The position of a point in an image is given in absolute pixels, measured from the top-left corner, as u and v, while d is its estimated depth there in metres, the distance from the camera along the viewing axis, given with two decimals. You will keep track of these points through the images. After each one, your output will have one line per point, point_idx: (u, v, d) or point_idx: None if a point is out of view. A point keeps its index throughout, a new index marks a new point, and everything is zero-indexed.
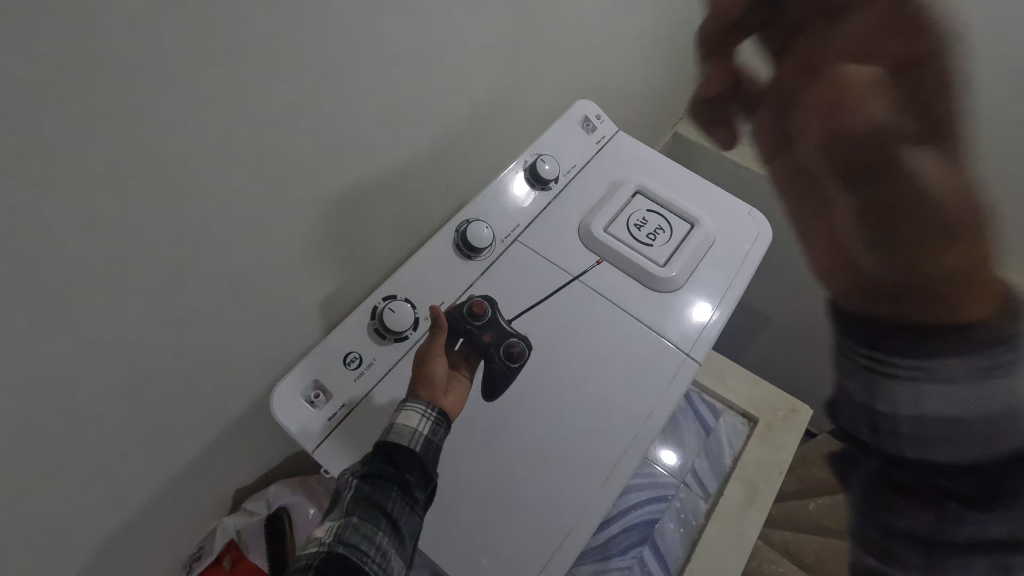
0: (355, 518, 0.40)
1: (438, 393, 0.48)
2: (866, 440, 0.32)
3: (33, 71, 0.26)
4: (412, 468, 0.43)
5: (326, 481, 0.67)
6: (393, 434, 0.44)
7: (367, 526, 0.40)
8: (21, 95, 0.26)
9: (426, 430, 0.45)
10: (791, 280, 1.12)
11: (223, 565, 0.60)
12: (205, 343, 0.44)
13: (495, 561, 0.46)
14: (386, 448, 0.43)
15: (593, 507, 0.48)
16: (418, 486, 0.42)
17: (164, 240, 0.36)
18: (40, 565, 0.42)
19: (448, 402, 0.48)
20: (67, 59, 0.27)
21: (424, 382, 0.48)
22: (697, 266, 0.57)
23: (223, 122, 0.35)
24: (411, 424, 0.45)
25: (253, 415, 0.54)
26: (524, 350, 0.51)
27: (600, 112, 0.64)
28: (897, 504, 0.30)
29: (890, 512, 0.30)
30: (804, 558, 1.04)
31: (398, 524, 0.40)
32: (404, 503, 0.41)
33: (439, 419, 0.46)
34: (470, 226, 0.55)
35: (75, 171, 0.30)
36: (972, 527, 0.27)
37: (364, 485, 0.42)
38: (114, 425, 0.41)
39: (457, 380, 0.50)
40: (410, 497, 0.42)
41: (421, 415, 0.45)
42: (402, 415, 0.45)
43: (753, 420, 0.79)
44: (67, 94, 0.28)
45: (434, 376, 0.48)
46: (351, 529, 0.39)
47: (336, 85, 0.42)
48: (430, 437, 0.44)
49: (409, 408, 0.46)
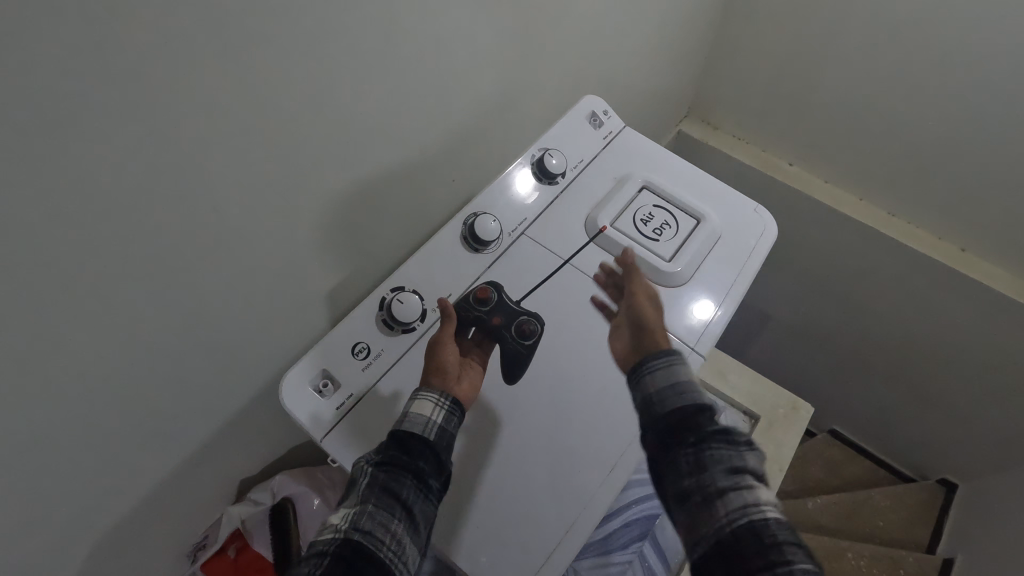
0: (371, 505, 0.39)
1: (451, 381, 0.48)
2: (661, 461, 0.44)
3: (46, 59, 0.27)
4: (426, 457, 0.42)
5: (330, 472, 0.67)
6: (407, 423, 0.44)
7: (383, 513, 0.39)
8: (34, 82, 0.27)
9: (439, 419, 0.44)
10: (793, 279, 1.13)
11: (227, 555, 0.61)
12: (212, 332, 0.44)
13: (499, 550, 0.46)
14: (400, 437, 0.43)
15: (597, 498, 0.48)
16: (432, 474, 0.42)
17: (176, 230, 0.37)
18: (48, 550, 0.42)
19: (462, 389, 0.48)
20: (81, 47, 0.27)
21: (437, 369, 0.48)
22: (703, 261, 0.57)
23: (236, 113, 0.36)
24: (426, 413, 0.44)
25: (259, 404, 0.54)
26: (537, 327, 0.52)
27: (607, 107, 0.64)
28: (689, 505, 0.41)
29: (689, 513, 0.41)
30: None
31: (413, 511, 0.40)
32: (418, 492, 0.41)
33: (452, 408, 0.46)
34: (478, 219, 0.55)
35: (90, 161, 0.30)
36: (735, 496, 0.40)
37: (379, 473, 0.41)
38: (121, 412, 0.41)
39: (470, 368, 0.50)
40: (424, 486, 0.41)
41: (434, 404, 0.45)
42: (415, 404, 0.45)
43: (754, 417, 0.78)
44: (80, 82, 0.28)
45: (446, 363, 0.49)
46: (367, 516, 0.38)
47: (346, 79, 0.42)
48: (443, 426, 0.44)
49: (422, 397, 0.45)
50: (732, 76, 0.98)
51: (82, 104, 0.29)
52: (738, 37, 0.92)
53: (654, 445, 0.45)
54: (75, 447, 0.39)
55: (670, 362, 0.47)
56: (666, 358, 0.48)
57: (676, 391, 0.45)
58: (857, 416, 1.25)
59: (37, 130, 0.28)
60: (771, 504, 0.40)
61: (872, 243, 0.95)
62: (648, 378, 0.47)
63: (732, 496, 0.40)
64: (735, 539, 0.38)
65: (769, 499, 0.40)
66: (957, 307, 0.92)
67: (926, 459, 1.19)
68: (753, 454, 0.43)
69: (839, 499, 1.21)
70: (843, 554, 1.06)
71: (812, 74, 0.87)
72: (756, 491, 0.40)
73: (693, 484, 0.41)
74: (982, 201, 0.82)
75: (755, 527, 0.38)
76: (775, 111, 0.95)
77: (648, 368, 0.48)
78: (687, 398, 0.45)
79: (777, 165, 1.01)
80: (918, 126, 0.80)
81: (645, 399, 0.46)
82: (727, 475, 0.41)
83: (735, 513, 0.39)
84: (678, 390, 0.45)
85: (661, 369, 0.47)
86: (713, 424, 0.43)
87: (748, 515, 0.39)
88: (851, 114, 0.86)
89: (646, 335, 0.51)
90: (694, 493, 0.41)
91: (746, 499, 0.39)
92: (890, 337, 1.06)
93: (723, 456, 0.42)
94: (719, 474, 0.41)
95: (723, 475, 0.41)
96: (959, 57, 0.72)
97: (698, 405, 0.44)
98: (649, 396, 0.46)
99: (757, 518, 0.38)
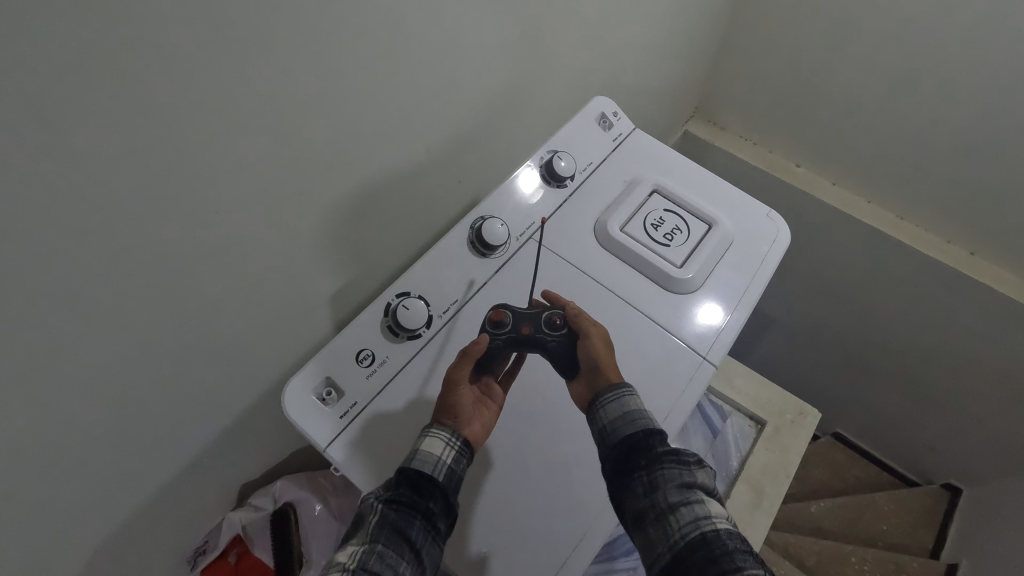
0: (380, 545, 0.38)
1: (463, 421, 0.47)
2: (617, 487, 0.45)
3: (39, 68, 0.25)
4: (436, 497, 0.41)
5: (332, 478, 0.67)
6: (418, 461, 0.43)
7: (392, 555, 0.37)
8: (28, 91, 0.26)
9: (449, 459, 0.44)
10: (799, 282, 1.12)
11: (228, 560, 0.61)
12: (213, 338, 0.44)
13: (507, 564, 0.45)
14: (410, 474, 0.42)
15: (606, 513, 0.47)
16: (440, 515, 0.41)
17: (174, 235, 0.36)
18: (44, 561, 0.41)
19: (473, 432, 0.46)
20: (75, 54, 0.26)
21: (448, 410, 0.47)
22: (715, 267, 0.56)
23: (234, 113, 0.35)
24: (436, 451, 0.44)
25: (261, 409, 0.53)
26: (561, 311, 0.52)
27: (617, 109, 0.63)
28: (644, 525, 0.41)
29: (646, 534, 0.41)
30: (804, 561, 1.04)
31: (421, 553, 0.38)
32: (426, 533, 0.39)
33: (462, 449, 0.45)
34: (485, 223, 0.54)
35: (89, 169, 0.29)
36: (687, 510, 0.41)
37: (389, 510, 0.40)
38: (119, 421, 0.40)
39: (484, 408, 0.49)
40: (433, 527, 0.40)
41: (444, 443, 0.44)
42: (425, 442, 0.44)
43: (760, 422, 0.77)
44: (75, 90, 0.27)
45: (458, 404, 0.47)
46: (376, 556, 0.37)
47: (349, 79, 0.41)
48: (453, 466, 0.44)
49: (433, 434, 0.45)
50: (740, 76, 0.96)
51: (74, 105, 0.27)
52: (747, 37, 0.91)
53: (612, 475, 0.45)
54: (71, 457, 0.38)
55: (621, 395, 0.48)
56: (618, 393, 0.48)
57: (627, 419, 0.46)
58: (862, 420, 1.24)
59: (26, 133, 0.26)
60: (721, 516, 0.41)
61: (880, 246, 0.94)
62: (600, 412, 0.47)
63: (684, 511, 0.41)
64: (688, 553, 0.39)
65: (720, 512, 0.41)
66: (966, 312, 0.91)
67: (930, 462, 1.18)
68: (703, 472, 0.44)
69: (844, 502, 1.21)
70: (847, 559, 1.06)
71: (822, 74, 0.85)
72: (707, 505, 0.41)
73: (645, 505, 0.42)
74: (993, 205, 0.80)
75: (708, 538, 0.39)
76: (783, 112, 0.94)
77: (601, 402, 0.48)
78: (638, 425, 0.45)
79: (784, 166, 0.99)
80: (931, 128, 0.79)
81: (599, 431, 0.47)
82: (678, 491, 0.42)
83: (687, 527, 0.40)
84: (630, 418, 0.46)
85: (614, 402, 0.47)
86: (663, 445, 0.44)
87: (700, 529, 0.40)
88: (862, 116, 0.85)
89: (600, 373, 0.49)
90: (649, 513, 0.42)
91: (698, 512, 0.41)
92: (896, 341, 1.05)
93: (675, 474, 0.43)
94: (671, 491, 0.42)
95: (675, 492, 0.42)
96: (975, 59, 0.70)
97: (649, 429, 0.45)
98: (602, 428, 0.47)
99: (709, 529, 0.40)
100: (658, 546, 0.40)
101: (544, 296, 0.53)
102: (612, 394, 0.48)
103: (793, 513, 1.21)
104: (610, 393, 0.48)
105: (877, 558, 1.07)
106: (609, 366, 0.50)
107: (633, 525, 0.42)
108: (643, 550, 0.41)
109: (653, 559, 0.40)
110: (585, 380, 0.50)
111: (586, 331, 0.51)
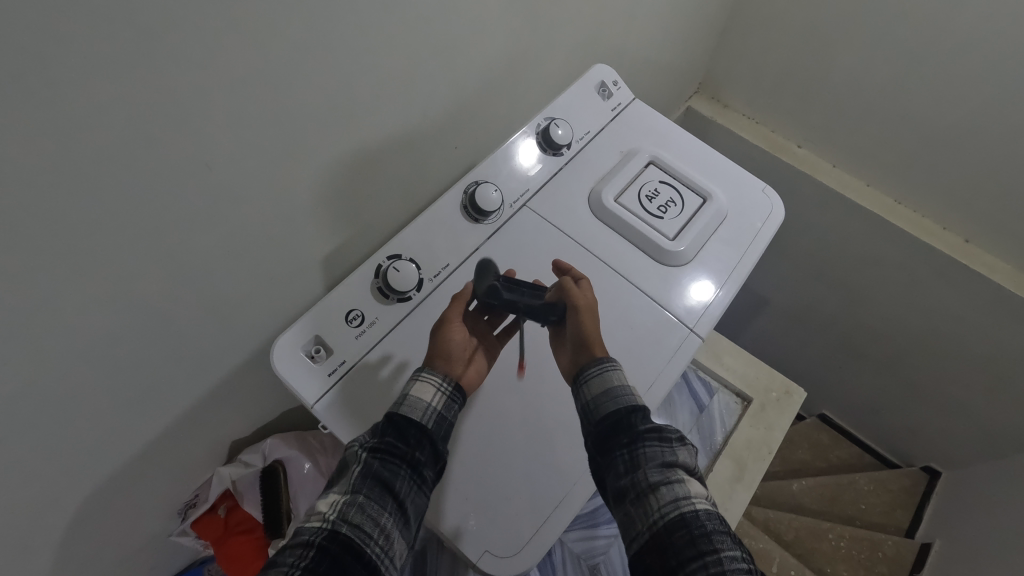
0: (361, 496, 0.38)
1: (457, 364, 0.49)
2: (603, 467, 0.44)
3: (26, 21, 0.25)
4: (423, 448, 0.42)
5: (321, 438, 0.68)
6: (406, 407, 0.44)
7: (374, 506, 0.38)
8: (17, 45, 0.25)
9: (439, 405, 0.45)
10: (795, 262, 1.12)
11: (217, 514, 0.62)
12: (206, 295, 0.44)
13: (485, 523, 0.46)
14: (397, 421, 0.43)
15: (584, 480, 0.48)
16: (427, 465, 0.42)
17: (166, 188, 0.35)
18: (37, 507, 0.42)
19: (466, 374, 0.48)
20: (60, 7, 0.26)
21: (441, 352, 0.49)
22: (707, 241, 0.56)
23: (225, 67, 0.34)
24: (426, 397, 0.45)
25: (254, 365, 0.54)
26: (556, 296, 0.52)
27: (617, 78, 0.62)
28: (625, 503, 0.41)
29: (626, 513, 0.41)
30: (783, 536, 1.08)
31: (404, 503, 0.39)
32: (412, 483, 0.40)
33: (453, 394, 0.47)
34: (480, 189, 0.54)
35: (80, 123, 0.29)
36: (667, 490, 0.40)
37: (371, 461, 0.40)
38: (110, 374, 0.40)
39: (478, 353, 0.50)
40: (419, 476, 0.41)
41: (435, 389, 0.46)
42: (416, 387, 0.46)
43: (746, 399, 0.78)
44: (65, 43, 0.26)
45: (451, 347, 0.49)
46: (357, 508, 0.37)
47: (346, 36, 0.40)
48: (443, 413, 0.45)
49: (424, 379, 0.46)
50: (746, 52, 0.94)
51: (56, 51, 0.26)
52: (756, 13, 0.89)
53: (596, 455, 0.45)
54: (62, 407, 0.39)
55: (605, 370, 0.48)
56: (600, 368, 0.48)
57: (608, 396, 0.47)
58: (848, 401, 1.26)
59: (6, 76, 0.25)
60: (700, 496, 0.40)
61: (878, 231, 0.94)
62: (584, 387, 0.48)
63: (664, 490, 0.40)
64: (666, 532, 0.38)
65: (699, 492, 0.41)
66: (959, 300, 0.91)
67: (912, 445, 1.20)
68: (685, 451, 0.43)
69: (826, 481, 1.23)
70: (824, 535, 1.09)
71: (830, 54, 0.83)
72: (687, 484, 0.40)
73: (625, 485, 0.41)
74: (991, 193, 0.79)
75: (685, 519, 0.38)
76: (789, 92, 0.93)
77: (584, 377, 0.49)
78: (620, 402, 0.46)
79: (786, 147, 0.99)
80: (936, 113, 0.78)
81: (583, 407, 0.47)
82: (658, 471, 0.41)
83: (667, 507, 0.39)
84: (610, 395, 0.46)
85: (596, 377, 0.48)
86: (645, 422, 0.44)
87: (679, 509, 0.39)
88: (867, 98, 0.83)
89: (585, 347, 0.50)
90: (629, 492, 0.41)
91: (678, 493, 0.40)
92: (887, 326, 1.05)
93: (656, 455, 0.42)
94: (651, 471, 0.41)
95: (655, 471, 0.41)
96: (988, 43, 0.68)
97: (630, 406, 0.45)
98: (585, 403, 0.47)
99: (688, 510, 0.39)
100: (637, 526, 0.40)
101: (552, 267, 0.54)
102: (594, 369, 0.49)
103: (774, 489, 1.23)
104: (594, 367, 0.49)
105: (854, 536, 1.09)
106: (593, 342, 0.51)
107: (614, 504, 0.42)
108: (622, 528, 0.41)
109: (631, 539, 0.40)
110: (570, 352, 0.51)
111: (585, 306, 0.52)
